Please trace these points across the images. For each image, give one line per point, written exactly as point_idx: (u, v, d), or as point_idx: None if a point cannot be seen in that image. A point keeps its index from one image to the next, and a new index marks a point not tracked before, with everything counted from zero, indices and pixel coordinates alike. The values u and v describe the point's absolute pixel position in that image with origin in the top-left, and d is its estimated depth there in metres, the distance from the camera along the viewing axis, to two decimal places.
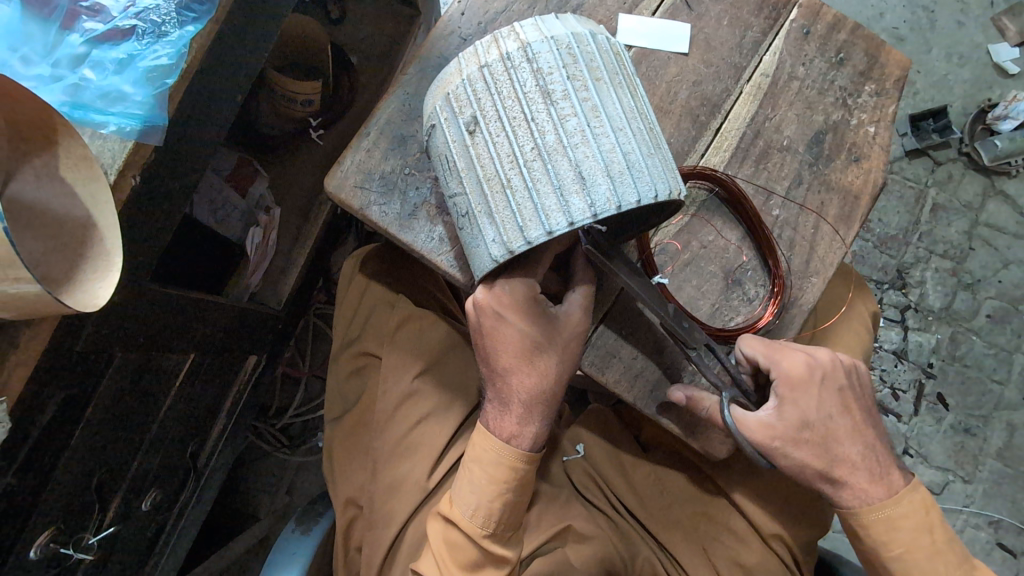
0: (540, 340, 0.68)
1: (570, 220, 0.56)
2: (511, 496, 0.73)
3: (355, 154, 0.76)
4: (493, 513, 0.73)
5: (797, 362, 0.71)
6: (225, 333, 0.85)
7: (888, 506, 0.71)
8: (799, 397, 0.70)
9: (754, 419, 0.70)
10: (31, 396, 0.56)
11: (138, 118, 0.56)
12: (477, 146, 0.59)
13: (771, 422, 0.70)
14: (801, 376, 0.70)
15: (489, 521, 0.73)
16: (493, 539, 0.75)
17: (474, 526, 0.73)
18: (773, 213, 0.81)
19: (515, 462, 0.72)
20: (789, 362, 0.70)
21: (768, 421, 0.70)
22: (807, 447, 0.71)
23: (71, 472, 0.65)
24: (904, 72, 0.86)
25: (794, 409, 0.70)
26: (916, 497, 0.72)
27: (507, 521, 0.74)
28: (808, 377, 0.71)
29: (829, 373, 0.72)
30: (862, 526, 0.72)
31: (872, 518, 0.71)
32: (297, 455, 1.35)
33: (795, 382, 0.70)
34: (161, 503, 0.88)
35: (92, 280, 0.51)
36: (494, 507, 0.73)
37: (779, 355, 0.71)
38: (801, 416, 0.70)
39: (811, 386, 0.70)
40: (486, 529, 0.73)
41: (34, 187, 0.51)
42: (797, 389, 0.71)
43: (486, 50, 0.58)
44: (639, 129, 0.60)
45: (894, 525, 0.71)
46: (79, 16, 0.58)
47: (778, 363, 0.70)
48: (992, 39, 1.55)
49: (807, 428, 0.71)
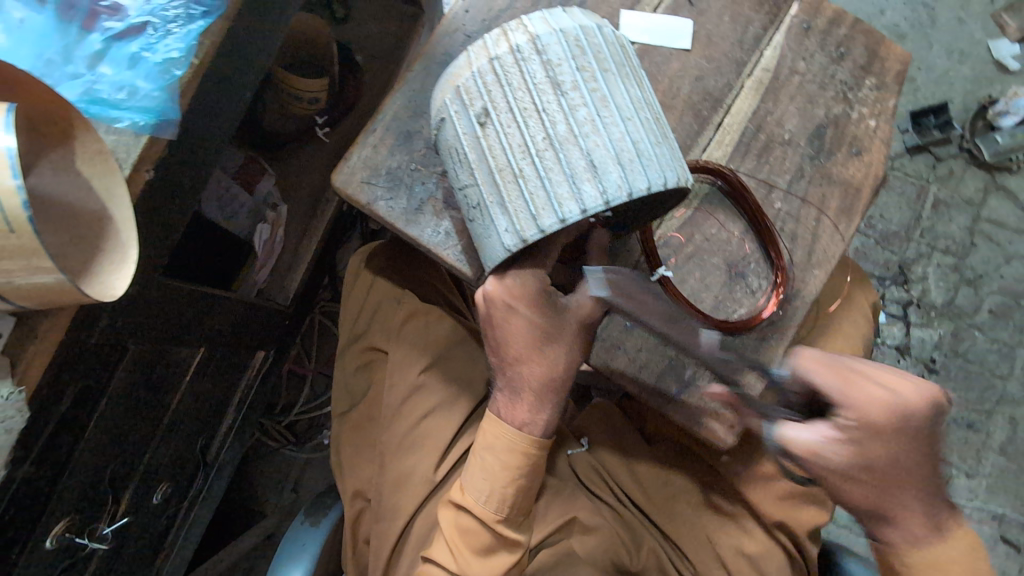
0: (549, 330, 0.69)
1: (583, 208, 0.57)
2: (523, 481, 0.74)
3: (362, 150, 0.78)
4: (507, 498, 0.74)
5: (875, 398, 0.65)
6: (233, 327, 0.86)
7: (936, 547, 0.67)
8: (873, 436, 0.64)
9: (807, 442, 0.65)
10: (47, 388, 0.57)
11: (151, 112, 0.57)
12: (488, 138, 0.60)
13: (827, 451, 0.65)
14: (879, 415, 0.64)
15: (502, 506, 0.74)
16: (507, 524, 0.76)
17: (487, 511, 0.74)
18: (775, 206, 0.82)
19: (528, 447, 0.73)
20: (866, 399, 0.64)
21: (830, 449, 0.65)
22: (863, 484, 0.66)
23: (86, 461, 0.66)
24: (903, 66, 0.87)
25: (862, 446, 0.65)
26: (964, 536, 0.68)
27: (521, 506, 0.76)
28: (887, 418, 0.64)
29: (919, 419, 0.66)
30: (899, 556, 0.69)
31: (917, 561, 0.68)
32: (303, 450, 1.36)
33: (870, 419, 0.64)
34: (171, 496, 0.90)
35: (108, 273, 0.51)
36: (507, 492, 0.73)
37: (862, 389, 0.65)
38: (868, 455, 0.65)
39: (888, 425, 0.64)
40: (499, 514, 0.74)
41: (52, 181, 0.52)
42: (872, 426, 0.64)
43: (495, 43, 0.59)
44: (647, 119, 0.61)
45: (942, 569, 0.67)
46: (99, 16, 0.59)
47: (852, 397, 0.64)
48: (992, 35, 1.57)
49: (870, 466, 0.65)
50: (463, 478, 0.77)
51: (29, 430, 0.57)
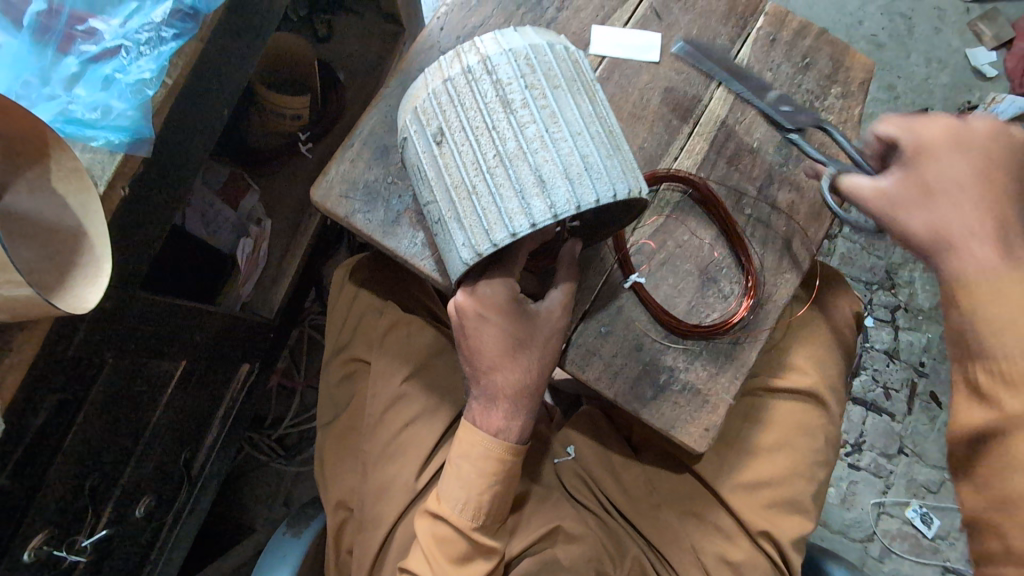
0: (521, 338, 0.71)
1: (533, 221, 0.59)
2: (499, 489, 0.75)
3: (340, 165, 0.79)
4: (483, 506, 0.75)
5: (935, 125, 0.64)
6: (216, 339, 0.87)
7: None
8: (931, 160, 0.63)
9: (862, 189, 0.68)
10: (24, 399, 0.58)
11: (126, 131, 0.58)
12: (444, 156, 0.62)
13: (879, 191, 0.66)
14: (942, 139, 0.63)
15: (479, 513, 0.75)
16: (482, 530, 0.76)
17: (463, 519, 0.74)
18: (744, 212, 0.84)
19: (503, 455, 0.74)
20: (928, 131, 0.64)
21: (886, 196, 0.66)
22: (929, 213, 0.62)
23: (64, 474, 0.67)
24: (868, 75, 0.90)
25: (915, 171, 0.64)
26: None
27: (497, 512, 0.76)
28: (948, 139, 0.63)
29: (981, 140, 0.62)
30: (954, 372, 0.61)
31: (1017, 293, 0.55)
32: (293, 464, 1.36)
33: (930, 145, 0.63)
34: (154, 510, 0.90)
35: (82, 286, 0.53)
36: (483, 499, 0.74)
37: (914, 120, 0.65)
38: (929, 178, 0.63)
39: (953, 146, 0.62)
40: (475, 521, 0.75)
41: (27, 198, 0.54)
42: (935, 149, 0.63)
43: (449, 64, 0.62)
44: (598, 133, 0.63)
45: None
46: (75, 40, 0.61)
47: (911, 130, 0.65)
48: (969, 44, 1.61)
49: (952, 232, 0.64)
50: (439, 487, 0.77)
51: (5, 443, 0.57)
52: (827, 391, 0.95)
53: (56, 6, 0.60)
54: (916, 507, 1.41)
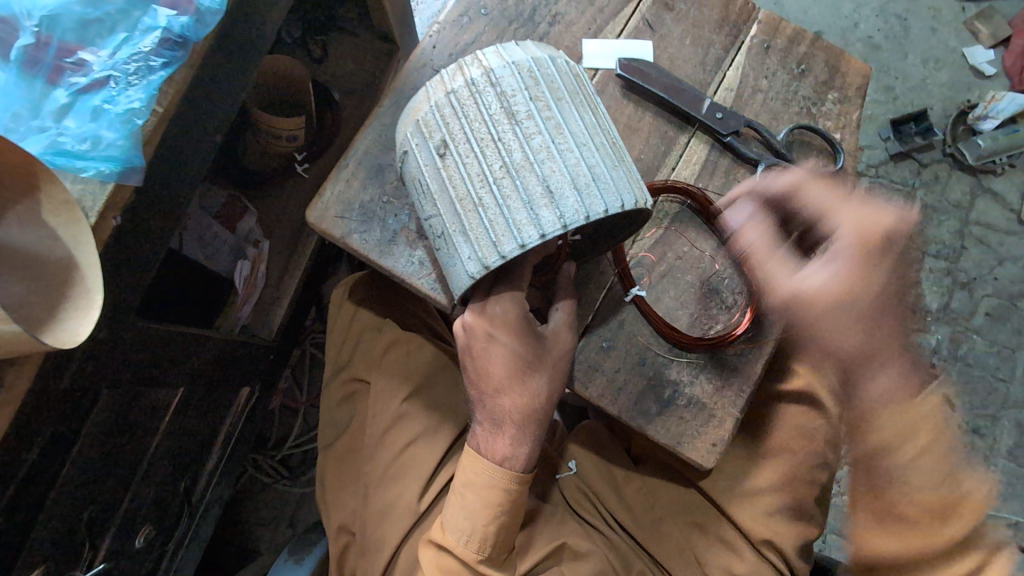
0: (528, 359, 0.69)
1: (542, 232, 0.58)
2: (505, 518, 0.73)
3: (335, 185, 0.79)
4: (488, 536, 0.73)
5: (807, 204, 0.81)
6: (216, 364, 0.86)
7: None
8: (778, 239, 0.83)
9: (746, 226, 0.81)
10: (17, 435, 0.57)
11: (115, 160, 0.58)
12: (448, 168, 0.62)
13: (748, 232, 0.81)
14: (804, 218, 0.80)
15: (484, 545, 0.73)
16: (487, 562, 0.75)
17: (468, 551, 0.73)
18: (745, 222, 0.83)
19: (507, 484, 0.72)
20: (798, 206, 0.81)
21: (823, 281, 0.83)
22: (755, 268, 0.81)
23: (62, 506, 0.66)
24: (864, 79, 0.89)
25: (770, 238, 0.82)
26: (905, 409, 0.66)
27: (501, 545, 0.75)
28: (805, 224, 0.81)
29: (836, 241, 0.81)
30: (882, 443, 0.89)
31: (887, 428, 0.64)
32: (298, 484, 1.34)
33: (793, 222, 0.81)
34: (155, 539, 0.89)
35: (71, 319, 0.52)
36: (488, 530, 0.72)
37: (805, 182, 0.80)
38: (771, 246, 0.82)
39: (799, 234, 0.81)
40: (481, 554, 0.73)
41: (19, 232, 0.53)
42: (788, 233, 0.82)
43: (451, 77, 0.62)
44: (602, 144, 0.63)
45: None
46: (64, 71, 0.60)
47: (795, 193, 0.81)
48: (967, 43, 1.60)
49: (862, 285, 0.86)
50: (443, 516, 0.76)
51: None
52: (818, 386, 0.95)
53: (44, 38, 0.59)
54: None
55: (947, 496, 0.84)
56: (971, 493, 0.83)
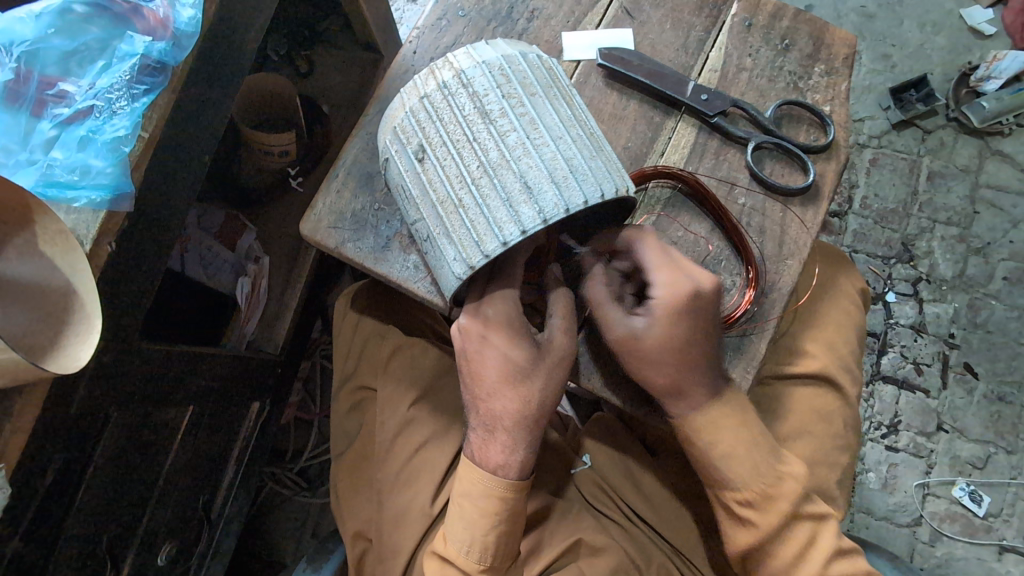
0: (523, 363, 0.68)
1: (522, 228, 0.58)
2: (505, 527, 0.72)
3: (327, 197, 0.80)
4: (489, 545, 0.72)
5: (678, 284, 0.68)
6: (224, 381, 0.87)
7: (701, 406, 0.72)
8: (671, 321, 0.68)
9: (624, 329, 0.69)
10: (27, 472, 0.58)
11: (107, 188, 0.59)
12: (428, 172, 0.63)
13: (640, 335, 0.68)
14: (683, 293, 0.68)
15: (485, 556, 0.73)
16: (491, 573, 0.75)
17: (470, 562, 0.73)
18: (739, 202, 0.82)
19: (504, 492, 0.71)
20: (670, 283, 0.68)
21: (638, 335, 0.68)
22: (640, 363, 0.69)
23: (79, 529, 0.68)
24: (851, 49, 0.88)
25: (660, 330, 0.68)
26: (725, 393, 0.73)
27: (504, 554, 0.74)
28: (684, 301, 0.68)
29: (692, 305, 0.68)
30: (719, 447, 0.73)
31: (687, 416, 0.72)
32: (318, 495, 1.35)
33: (676, 301, 0.67)
34: (176, 557, 0.91)
35: (76, 343, 0.53)
36: (488, 540, 0.72)
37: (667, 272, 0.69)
38: (668, 338, 0.68)
39: (691, 307, 0.68)
40: (482, 564, 0.73)
41: (18, 264, 0.55)
42: (676, 309, 0.68)
43: (425, 82, 0.63)
44: (579, 136, 0.63)
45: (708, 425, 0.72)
46: (47, 104, 0.62)
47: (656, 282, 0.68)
48: (963, 4, 1.57)
49: (679, 344, 0.69)
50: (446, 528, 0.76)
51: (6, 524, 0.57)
52: (842, 373, 0.92)
53: (25, 73, 0.62)
54: (963, 485, 1.35)
55: (748, 474, 0.72)
56: (763, 464, 0.73)
